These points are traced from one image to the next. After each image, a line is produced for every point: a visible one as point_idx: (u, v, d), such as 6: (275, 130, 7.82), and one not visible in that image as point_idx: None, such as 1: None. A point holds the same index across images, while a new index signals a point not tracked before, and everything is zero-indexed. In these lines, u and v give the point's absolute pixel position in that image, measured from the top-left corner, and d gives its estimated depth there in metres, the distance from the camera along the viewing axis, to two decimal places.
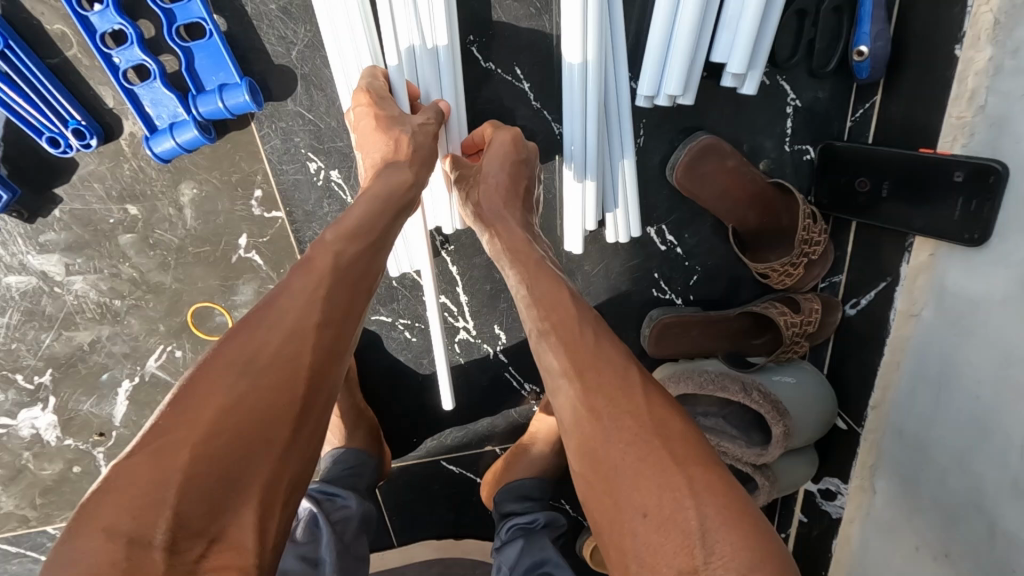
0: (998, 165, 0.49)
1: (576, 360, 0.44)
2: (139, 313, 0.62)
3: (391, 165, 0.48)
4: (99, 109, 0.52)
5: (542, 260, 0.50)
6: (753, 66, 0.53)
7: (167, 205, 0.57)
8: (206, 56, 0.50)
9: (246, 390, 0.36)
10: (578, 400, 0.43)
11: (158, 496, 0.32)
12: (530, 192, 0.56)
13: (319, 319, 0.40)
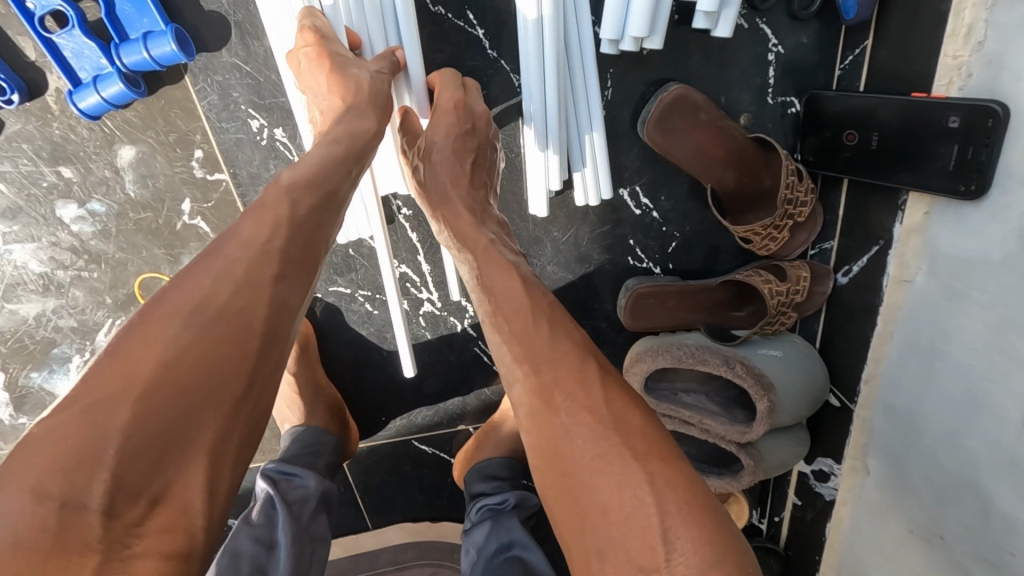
0: (997, 106, 0.44)
1: (532, 354, 0.40)
2: (84, 284, 0.59)
3: (352, 111, 0.43)
4: (20, 63, 0.49)
5: (493, 243, 0.47)
6: (726, 4, 0.48)
7: (103, 167, 0.54)
8: (128, 1, 0.46)
9: (195, 339, 0.31)
10: (532, 392, 0.39)
11: (94, 455, 0.27)
12: (483, 155, 0.53)
13: (277, 264, 0.35)
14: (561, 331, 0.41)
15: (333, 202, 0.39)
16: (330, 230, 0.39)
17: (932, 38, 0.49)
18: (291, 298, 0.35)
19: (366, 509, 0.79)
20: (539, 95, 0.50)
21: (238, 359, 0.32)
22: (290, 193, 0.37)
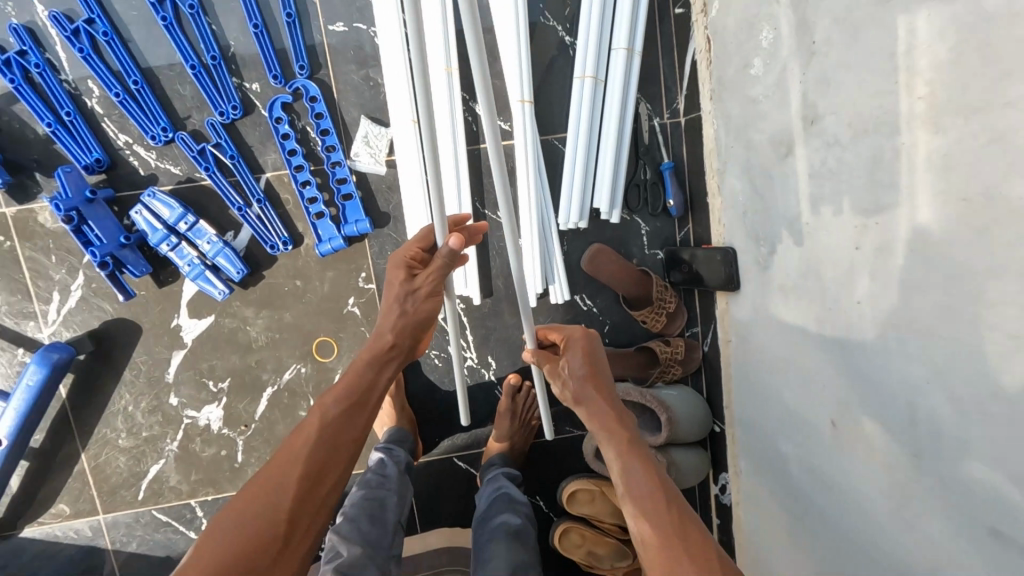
0: (728, 248, 1.00)
1: (658, 517, 0.60)
2: (287, 343, 1.10)
3: (410, 292, 0.76)
4: (293, 230, 1.07)
5: (647, 455, 0.66)
6: (616, 207, 1.07)
7: (316, 280, 1.09)
8: (350, 207, 1.04)
9: (258, 495, 0.65)
10: (654, 538, 0.59)
11: (267, 522, 0.63)
12: (625, 415, 0.71)
13: (358, 400, 0.73)
14: (670, 502, 0.61)
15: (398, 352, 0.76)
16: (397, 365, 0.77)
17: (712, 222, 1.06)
18: (362, 415, 0.73)
19: (418, 509, 1.18)
20: (530, 247, 1.04)
21: (281, 501, 0.65)
22: (368, 354, 0.75)
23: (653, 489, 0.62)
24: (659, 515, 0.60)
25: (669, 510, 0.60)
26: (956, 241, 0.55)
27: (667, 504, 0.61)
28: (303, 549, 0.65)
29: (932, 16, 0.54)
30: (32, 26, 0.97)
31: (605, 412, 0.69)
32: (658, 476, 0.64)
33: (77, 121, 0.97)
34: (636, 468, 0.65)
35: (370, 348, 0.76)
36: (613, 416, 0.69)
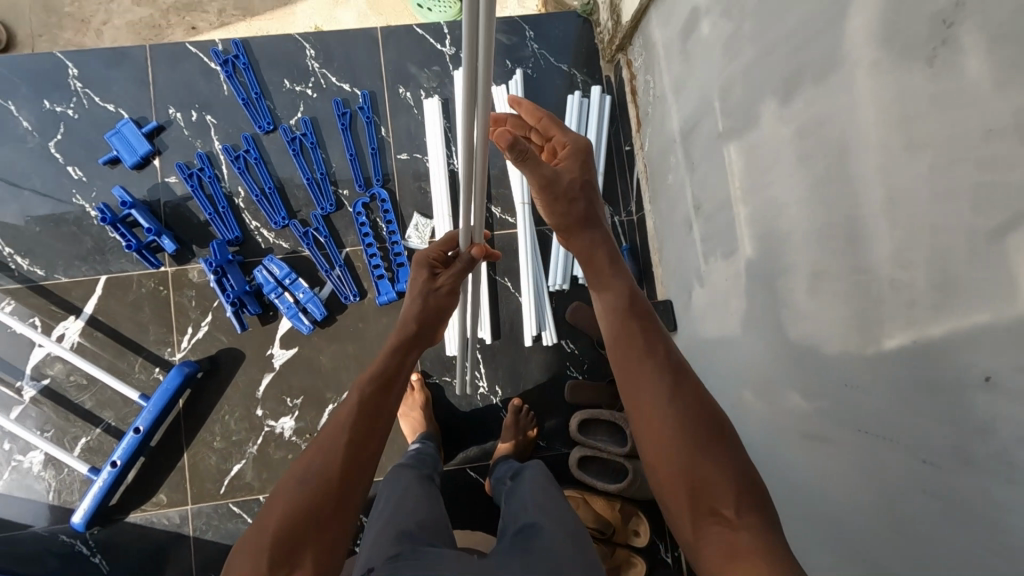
0: (667, 301, 1.43)
1: (666, 431, 0.75)
2: (348, 370, 1.49)
3: (428, 296, 1.02)
4: (361, 286, 1.51)
5: (651, 361, 0.81)
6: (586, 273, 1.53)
7: (373, 324, 1.50)
8: (403, 270, 1.50)
9: (317, 456, 0.80)
10: (665, 444, 0.74)
11: (329, 475, 0.78)
12: (640, 309, 0.88)
13: (387, 372, 0.92)
14: (678, 416, 0.75)
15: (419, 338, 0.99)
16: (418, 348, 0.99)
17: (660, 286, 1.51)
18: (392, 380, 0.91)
19: None
20: (526, 300, 1.50)
21: (337, 454, 0.80)
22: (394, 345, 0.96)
23: (647, 366, 0.81)
24: (654, 402, 0.77)
25: (668, 379, 0.79)
26: (763, 264, 0.97)
27: (669, 370, 0.80)
28: (357, 497, 0.79)
29: (737, 147, 1.01)
30: (208, 153, 1.50)
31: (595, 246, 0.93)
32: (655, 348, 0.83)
33: (229, 212, 1.48)
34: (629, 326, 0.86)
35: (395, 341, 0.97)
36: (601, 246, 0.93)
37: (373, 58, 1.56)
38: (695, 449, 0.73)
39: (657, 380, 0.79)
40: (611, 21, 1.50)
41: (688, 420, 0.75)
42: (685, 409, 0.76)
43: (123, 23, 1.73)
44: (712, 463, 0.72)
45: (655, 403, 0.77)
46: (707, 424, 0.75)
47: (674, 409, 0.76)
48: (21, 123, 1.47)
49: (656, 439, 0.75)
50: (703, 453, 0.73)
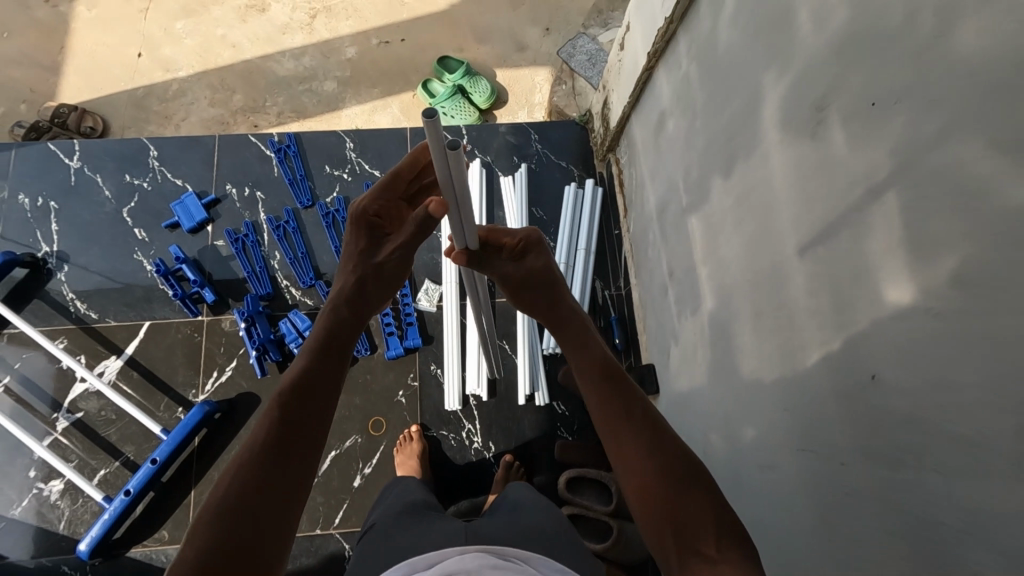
0: (650, 365, 1.55)
1: (645, 479, 0.77)
2: (353, 419, 1.60)
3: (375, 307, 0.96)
4: (372, 341, 1.66)
5: (625, 407, 0.83)
6: None
7: (380, 377, 1.64)
8: (411, 329, 1.66)
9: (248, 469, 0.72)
10: (643, 489, 0.77)
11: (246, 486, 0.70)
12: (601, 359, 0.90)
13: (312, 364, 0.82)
14: (654, 460, 0.78)
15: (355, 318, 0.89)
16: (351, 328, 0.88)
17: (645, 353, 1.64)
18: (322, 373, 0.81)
19: None
20: (521, 361, 1.64)
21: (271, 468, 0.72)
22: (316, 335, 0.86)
23: (625, 422, 0.82)
24: (636, 452, 0.79)
25: (647, 434, 0.80)
26: (720, 315, 1.12)
27: (646, 426, 0.81)
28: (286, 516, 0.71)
29: (697, 219, 1.21)
30: (254, 222, 1.75)
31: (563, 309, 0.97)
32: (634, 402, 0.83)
33: (264, 272, 1.69)
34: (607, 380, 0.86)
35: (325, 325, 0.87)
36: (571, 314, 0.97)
37: (402, 152, 1.85)
38: (675, 500, 0.75)
39: (635, 434, 0.80)
40: (602, 127, 1.79)
41: (671, 471, 0.77)
42: (666, 462, 0.77)
43: (198, 120, 2.09)
44: (693, 510, 0.74)
45: (635, 458, 0.79)
46: (683, 472, 0.77)
47: (652, 460, 0.78)
48: (103, 192, 1.75)
49: (639, 489, 0.77)
50: (686, 502, 0.75)
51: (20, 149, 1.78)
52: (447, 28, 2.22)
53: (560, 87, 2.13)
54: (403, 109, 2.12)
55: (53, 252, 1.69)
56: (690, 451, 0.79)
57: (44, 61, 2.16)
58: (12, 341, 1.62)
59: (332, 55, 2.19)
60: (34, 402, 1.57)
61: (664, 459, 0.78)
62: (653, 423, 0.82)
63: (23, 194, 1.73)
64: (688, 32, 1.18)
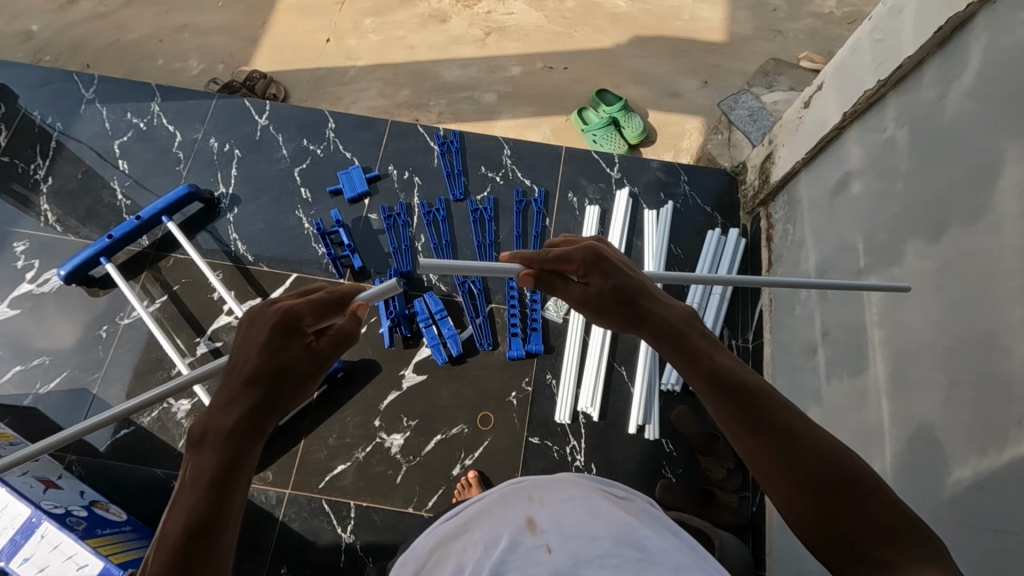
0: None
1: (804, 484, 0.61)
2: (463, 408, 1.62)
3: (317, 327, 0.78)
4: (496, 338, 1.70)
5: (751, 402, 0.67)
6: None
7: (497, 374, 1.66)
8: (535, 336, 1.69)
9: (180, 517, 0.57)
10: (803, 503, 0.61)
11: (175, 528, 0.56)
12: (701, 356, 0.74)
13: (221, 475, 0.61)
14: (802, 467, 0.62)
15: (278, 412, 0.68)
16: (278, 386, 0.69)
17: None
18: (233, 482, 0.61)
19: None
20: (637, 390, 1.63)
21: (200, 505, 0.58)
22: (202, 438, 0.63)
23: (760, 431, 0.65)
24: (775, 462, 0.63)
25: (785, 442, 0.64)
26: (895, 380, 1.08)
27: (787, 430, 0.64)
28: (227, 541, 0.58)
29: (878, 281, 1.18)
30: (408, 204, 1.84)
31: (659, 299, 0.83)
32: (766, 406, 0.66)
33: (408, 251, 1.78)
34: (731, 380, 0.69)
35: (234, 392, 0.67)
36: (666, 303, 0.83)
37: (554, 168, 1.92)
38: (840, 511, 0.59)
39: (774, 447, 0.64)
40: (757, 181, 1.79)
41: (830, 488, 0.60)
42: (821, 478, 0.61)
43: (366, 106, 2.25)
44: (857, 519, 0.58)
45: (778, 479, 0.63)
46: (830, 474, 0.61)
47: (800, 473, 0.62)
48: (281, 151, 1.90)
49: (793, 500, 0.61)
50: (848, 514, 0.59)
51: (219, 100, 1.97)
52: (609, 64, 2.31)
53: (714, 137, 2.15)
54: (554, 131, 2.21)
55: (228, 194, 1.84)
56: (831, 445, 0.63)
57: (244, 30, 2.38)
58: (175, 265, 1.75)
59: (497, 70, 2.31)
60: (183, 324, 1.69)
61: (814, 467, 0.62)
62: (797, 424, 0.65)
63: (214, 139, 1.91)
64: (900, 98, 1.19)
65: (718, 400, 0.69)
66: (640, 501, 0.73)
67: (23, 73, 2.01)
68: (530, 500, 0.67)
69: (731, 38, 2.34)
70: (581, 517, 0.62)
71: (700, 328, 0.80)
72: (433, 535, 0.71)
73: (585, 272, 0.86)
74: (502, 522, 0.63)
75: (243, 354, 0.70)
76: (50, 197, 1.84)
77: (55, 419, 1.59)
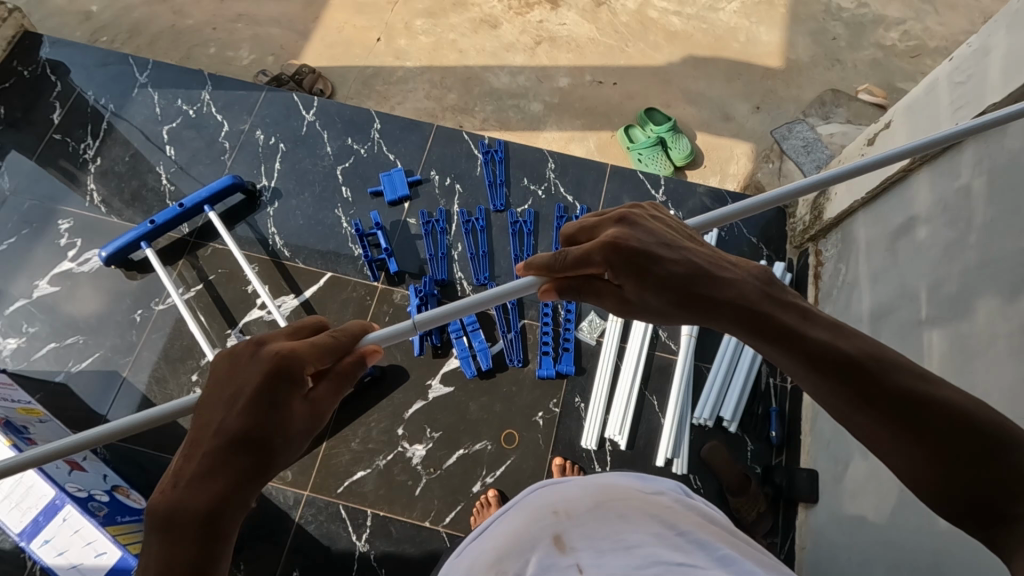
0: (811, 470, 1.49)
1: (931, 454, 0.60)
2: (488, 425, 1.58)
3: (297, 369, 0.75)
4: (527, 356, 1.66)
5: (859, 384, 0.63)
6: (734, 418, 1.57)
7: (524, 393, 1.62)
8: (567, 357, 1.65)
9: None
10: (932, 472, 0.60)
11: None
12: (790, 336, 0.68)
13: (196, 555, 0.61)
14: (926, 438, 0.60)
15: (266, 474, 0.68)
16: (242, 446, 0.67)
17: (804, 455, 1.54)
18: (211, 560, 0.62)
19: None
20: (668, 422, 1.57)
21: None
22: (169, 518, 0.62)
23: (879, 412, 0.62)
24: (896, 443, 0.61)
25: (909, 414, 0.61)
26: None
27: (909, 401, 0.61)
28: None
29: (943, 338, 1.11)
30: (447, 211, 1.82)
31: (721, 276, 0.76)
32: (887, 376, 0.63)
33: (444, 259, 1.75)
34: (834, 362, 0.65)
35: (194, 466, 0.65)
36: (729, 282, 0.75)
37: (599, 185, 1.88)
38: (978, 476, 0.58)
39: (896, 425, 0.61)
40: (809, 216, 1.71)
41: (967, 452, 0.59)
42: (954, 444, 0.59)
43: (412, 107, 2.23)
44: (997, 479, 0.57)
45: (906, 455, 0.61)
46: (956, 436, 0.59)
47: (931, 442, 0.60)
48: (325, 148, 1.90)
49: (919, 470, 0.61)
50: (988, 479, 0.58)
51: (268, 93, 1.98)
52: (661, 83, 2.26)
53: (765, 166, 2.10)
54: (599, 146, 2.16)
55: (270, 187, 1.84)
56: (953, 398, 0.60)
57: (297, 23, 2.39)
58: (212, 254, 1.76)
59: (546, 81, 2.27)
60: (216, 314, 1.69)
61: (946, 433, 0.60)
62: (918, 389, 0.62)
63: (260, 131, 1.92)
64: (980, 142, 1.12)
65: (823, 382, 0.66)
66: (670, 495, 0.76)
67: (81, 54, 2.04)
68: (557, 516, 0.70)
69: (788, 64, 2.28)
70: (611, 526, 0.66)
71: (782, 296, 0.73)
72: (469, 554, 0.75)
73: (619, 271, 0.81)
74: (533, 539, 0.68)
75: (216, 414, 0.69)
76: (98, 178, 1.86)
77: (85, 399, 1.61)
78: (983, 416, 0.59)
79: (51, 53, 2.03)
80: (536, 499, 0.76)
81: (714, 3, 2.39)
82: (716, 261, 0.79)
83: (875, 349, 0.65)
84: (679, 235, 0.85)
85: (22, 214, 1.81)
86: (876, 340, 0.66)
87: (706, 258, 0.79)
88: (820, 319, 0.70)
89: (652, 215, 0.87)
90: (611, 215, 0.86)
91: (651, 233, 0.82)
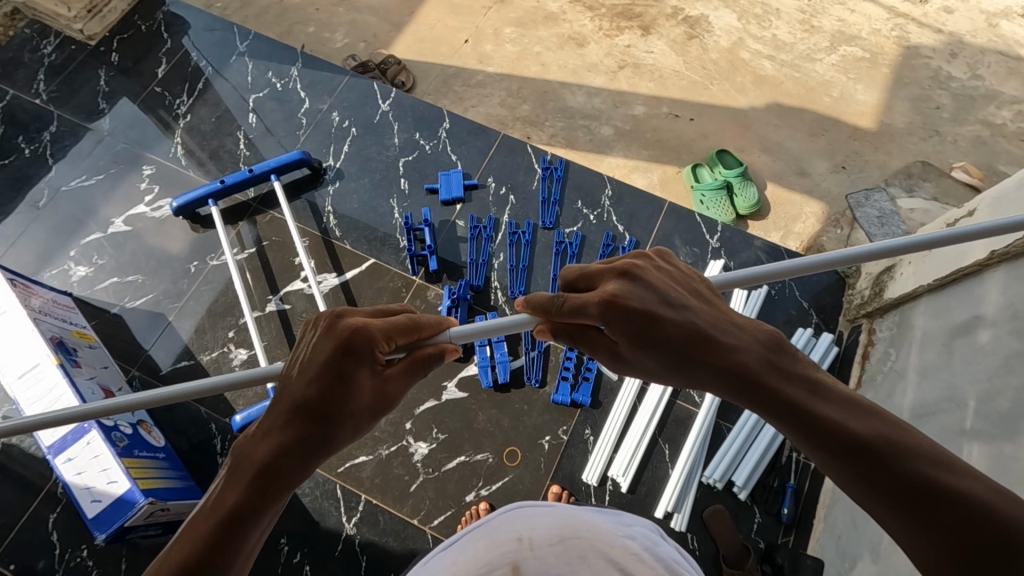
0: (818, 560, 1.39)
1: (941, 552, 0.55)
2: (492, 438, 1.58)
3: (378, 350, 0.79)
4: (545, 377, 1.65)
5: (865, 467, 0.60)
6: (746, 485, 1.50)
7: (534, 414, 1.61)
8: (585, 385, 1.62)
9: (200, 527, 0.62)
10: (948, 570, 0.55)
11: (201, 532, 0.62)
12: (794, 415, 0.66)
13: (245, 500, 0.65)
14: (933, 536, 0.56)
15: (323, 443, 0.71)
16: (315, 409, 0.72)
17: (813, 541, 1.46)
18: (257, 508, 0.65)
19: None
20: (675, 474, 1.52)
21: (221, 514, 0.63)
22: (238, 462, 0.68)
23: (886, 497, 0.59)
24: (909, 532, 0.58)
25: (919, 501, 0.57)
26: None
27: (920, 488, 0.57)
28: (251, 538, 0.63)
29: (983, 452, 1.03)
30: (496, 219, 1.84)
31: (728, 336, 0.74)
32: (895, 460, 0.59)
33: (483, 266, 1.77)
34: (839, 441, 0.62)
35: (271, 422, 0.71)
36: (728, 348, 0.72)
37: (652, 220, 1.84)
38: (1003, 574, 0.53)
39: (906, 513, 0.58)
40: (867, 290, 1.61)
41: (986, 546, 0.54)
42: (973, 538, 0.54)
43: (484, 112, 2.27)
44: None
45: (917, 546, 0.57)
46: (973, 535, 0.54)
47: (947, 534, 0.55)
48: (393, 139, 1.96)
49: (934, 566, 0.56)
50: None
51: (351, 78, 2.06)
52: (740, 127, 2.19)
53: (833, 231, 2.00)
54: (661, 180, 2.12)
55: (334, 167, 1.92)
56: (959, 489, 0.56)
57: (393, 15, 2.47)
58: (269, 222, 1.85)
59: (621, 106, 2.25)
60: (262, 279, 1.78)
61: (964, 527, 0.55)
62: (928, 476, 0.58)
63: (337, 113, 2.00)
64: None
65: (830, 460, 0.63)
66: (641, 541, 0.70)
67: (194, 16, 2.20)
68: (520, 544, 0.64)
69: (880, 127, 2.16)
70: (569, 565, 0.61)
71: (789, 366, 0.70)
72: (430, 567, 0.69)
73: (612, 327, 0.79)
74: (488, 566, 0.62)
75: (292, 381, 0.74)
76: (184, 132, 1.99)
77: (131, 334, 1.72)
78: (1008, 511, 0.54)
79: (169, 12, 2.20)
80: (504, 519, 0.70)
81: (813, 52, 2.30)
82: (717, 325, 0.76)
83: (886, 430, 0.62)
84: (682, 289, 0.81)
85: (114, 154, 1.96)
86: (891, 419, 0.63)
87: (709, 320, 0.76)
88: (827, 393, 0.67)
89: (657, 266, 0.84)
90: (615, 266, 0.83)
91: (655, 289, 0.79)
